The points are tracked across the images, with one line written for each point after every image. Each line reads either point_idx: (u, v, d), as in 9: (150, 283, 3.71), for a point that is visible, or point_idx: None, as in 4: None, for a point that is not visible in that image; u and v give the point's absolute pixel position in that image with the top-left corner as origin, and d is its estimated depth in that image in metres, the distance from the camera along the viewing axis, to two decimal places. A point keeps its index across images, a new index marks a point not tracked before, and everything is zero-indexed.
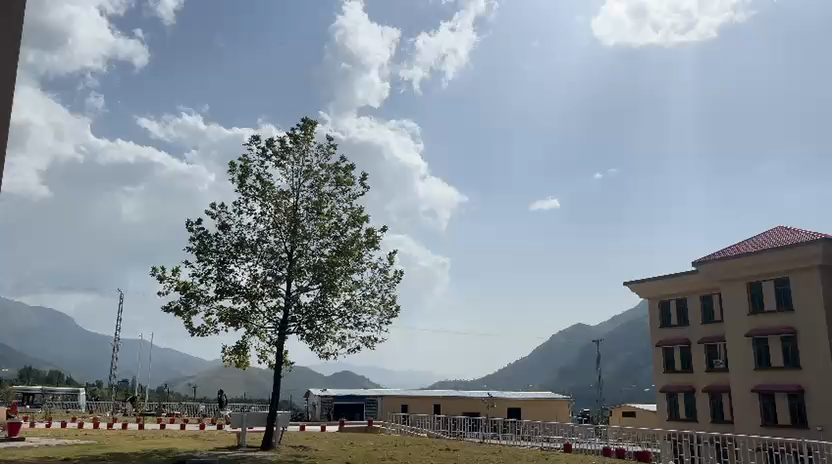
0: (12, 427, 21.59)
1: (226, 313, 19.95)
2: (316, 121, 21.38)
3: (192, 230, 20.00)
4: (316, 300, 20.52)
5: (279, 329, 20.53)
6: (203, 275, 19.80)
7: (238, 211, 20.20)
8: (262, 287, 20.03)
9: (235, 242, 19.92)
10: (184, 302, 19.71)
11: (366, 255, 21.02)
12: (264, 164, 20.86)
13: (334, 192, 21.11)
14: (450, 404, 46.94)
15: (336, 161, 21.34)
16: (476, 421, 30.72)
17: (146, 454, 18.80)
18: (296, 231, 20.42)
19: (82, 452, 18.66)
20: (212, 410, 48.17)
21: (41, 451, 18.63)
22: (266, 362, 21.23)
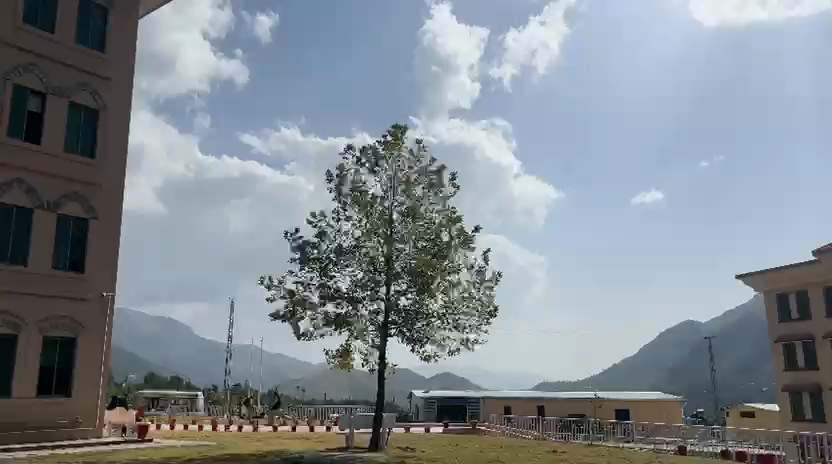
0: (141, 429, 23.15)
1: (329, 318, 20.53)
2: (406, 126, 21.64)
3: (295, 240, 20.71)
4: (416, 302, 20.73)
5: (380, 332, 20.89)
6: (307, 282, 20.47)
7: (337, 219, 20.72)
8: (363, 292, 20.47)
9: (334, 249, 20.46)
10: (291, 308, 20.45)
11: (463, 256, 21.05)
12: (358, 172, 21.33)
13: (427, 196, 21.26)
14: (555, 406, 46.12)
15: (428, 165, 21.51)
16: (583, 423, 30.00)
17: (262, 455, 19.61)
18: (392, 235, 20.73)
19: (203, 453, 19.75)
20: (319, 411, 49.75)
21: (168, 452, 19.90)
22: (369, 364, 21.68)
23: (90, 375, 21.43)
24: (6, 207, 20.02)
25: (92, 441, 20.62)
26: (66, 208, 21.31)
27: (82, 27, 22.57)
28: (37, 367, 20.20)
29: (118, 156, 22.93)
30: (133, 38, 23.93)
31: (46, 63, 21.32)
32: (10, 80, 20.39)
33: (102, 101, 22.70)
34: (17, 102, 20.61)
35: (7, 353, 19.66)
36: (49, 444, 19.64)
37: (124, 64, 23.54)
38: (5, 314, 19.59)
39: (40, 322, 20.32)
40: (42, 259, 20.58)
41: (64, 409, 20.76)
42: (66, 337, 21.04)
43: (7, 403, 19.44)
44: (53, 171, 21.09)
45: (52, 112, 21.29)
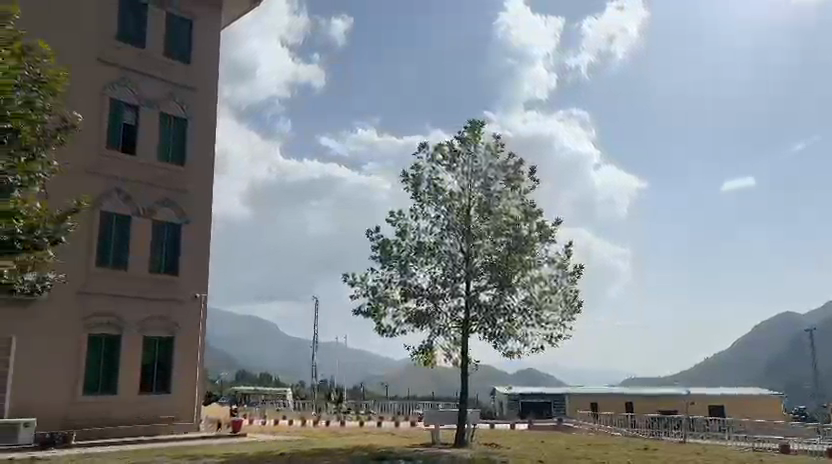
0: (236, 423, 24.06)
1: (411, 315, 20.68)
2: (482, 121, 21.49)
3: (375, 239, 20.97)
4: (496, 298, 20.59)
5: (462, 329, 20.86)
6: (387, 279, 20.71)
7: (416, 217, 20.84)
8: (443, 288, 20.51)
9: (414, 246, 20.58)
10: (373, 305, 20.74)
11: (544, 250, 20.72)
12: (435, 169, 21.38)
13: (505, 190, 21.05)
14: (645, 403, 44.75)
15: (505, 159, 21.28)
16: (675, 420, 28.95)
17: (350, 449, 19.98)
18: (471, 231, 20.64)
19: (294, 447, 20.30)
20: (404, 407, 50.38)
21: (261, 446, 20.59)
22: (452, 360, 21.70)
23: (187, 372, 22.49)
24: (107, 214, 21.27)
25: (190, 435, 21.64)
26: (160, 214, 22.43)
27: (170, 40, 23.66)
28: (139, 364, 21.39)
29: (207, 162, 23.90)
30: (216, 48, 24.86)
31: (138, 77, 22.49)
32: (106, 95, 21.65)
33: (189, 111, 23.75)
34: (114, 115, 21.85)
35: (111, 352, 20.92)
36: (151, 437, 20.79)
37: (209, 74, 24.50)
38: (108, 315, 20.84)
39: (140, 322, 21.48)
40: (140, 263, 21.77)
41: (165, 405, 21.92)
42: (164, 337, 22.15)
43: (113, 399, 20.71)
44: (148, 179, 22.24)
45: (144, 123, 22.47)
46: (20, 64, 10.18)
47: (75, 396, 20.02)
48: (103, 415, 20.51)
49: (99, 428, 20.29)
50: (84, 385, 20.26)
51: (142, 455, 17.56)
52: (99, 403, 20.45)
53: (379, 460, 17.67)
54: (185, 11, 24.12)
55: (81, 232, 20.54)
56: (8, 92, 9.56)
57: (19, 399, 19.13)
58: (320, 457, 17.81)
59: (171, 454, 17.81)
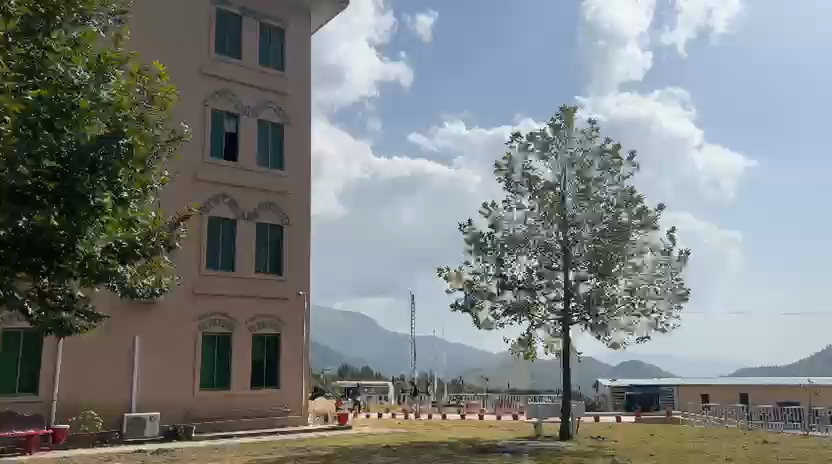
0: (342, 417, 24.75)
1: (509, 308, 20.50)
2: (574, 107, 20.97)
3: (469, 232, 20.92)
4: (597, 288, 20.06)
5: (562, 320, 20.48)
6: (483, 272, 20.63)
7: (509, 208, 20.63)
8: (540, 280, 20.20)
9: (509, 238, 20.36)
10: (470, 299, 20.72)
11: (645, 237, 20.01)
12: (527, 159, 21.07)
13: (602, 177, 20.45)
14: (761, 394, 42.39)
15: (601, 145, 20.68)
16: (798, 412, 27.21)
17: (454, 442, 20.07)
18: (568, 220, 20.20)
19: (398, 440, 20.65)
20: (505, 399, 50.20)
21: (366, 438, 21.07)
22: (553, 352, 21.37)
23: (294, 367, 23.40)
24: (214, 219, 22.41)
25: (300, 429, 22.48)
26: (263, 217, 23.38)
27: (264, 49, 24.57)
28: (250, 361, 22.43)
29: (303, 164, 24.67)
30: (307, 53, 25.57)
31: (236, 87, 23.53)
32: (208, 106, 22.79)
33: (285, 116, 24.62)
34: (216, 125, 22.98)
35: (224, 349, 22.07)
36: (264, 430, 21.79)
37: (302, 79, 25.26)
38: (220, 314, 21.97)
39: (249, 321, 22.51)
40: (246, 264, 22.80)
41: (275, 399, 22.88)
42: (272, 334, 23.12)
43: (227, 394, 21.84)
44: (250, 184, 23.23)
45: (244, 131, 23.49)
46: (134, 84, 10.92)
47: (194, 392, 21.24)
48: (218, 408, 21.65)
49: (217, 422, 21.45)
50: (201, 380, 21.48)
51: (256, 447, 18.39)
52: (215, 398, 21.62)
53: (483, 452, 17.67)
54: (276, 19, 24.98)
55: (193, 237, 21.78)
56: (127, 107, 10.29)
57: (144, 394, 20.51)
58: (425, 450, 18.01)
59: (283, 446, 18.54)
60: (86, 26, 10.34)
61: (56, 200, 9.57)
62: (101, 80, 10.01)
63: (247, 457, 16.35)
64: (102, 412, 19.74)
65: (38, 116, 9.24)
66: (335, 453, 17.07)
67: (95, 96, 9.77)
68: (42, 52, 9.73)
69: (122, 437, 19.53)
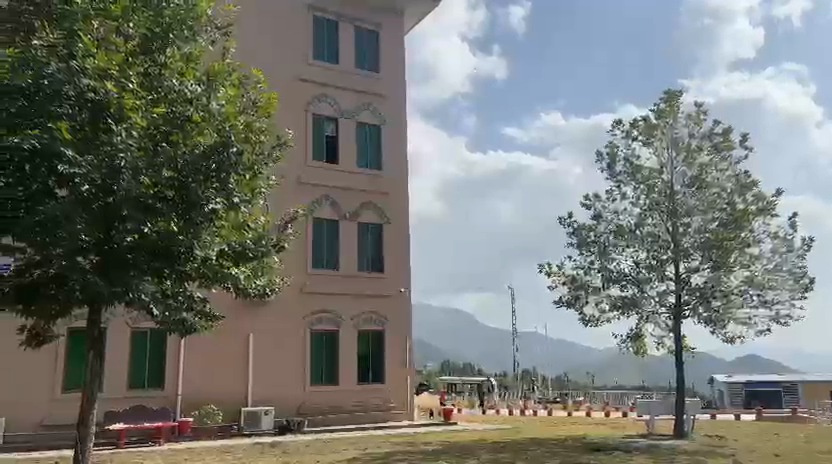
0: (446, 412, 24.88)
1: (616, 302, 19.84)
2: (679, 90, 19.99)
3: (571, 225, 20.43)
4: (711, 280, 19.05)
5: (673, 314, 19.60)
6: (587, 266, 20.09)
7: (613, 199, 19.96)
8: (649, 272, 19.40)
9: (614, 230, 19.71)
10: (574, 294, 20.23)
11: (764, 224, 18.79)
12: (631, 146, 20.30)
13: (712, 161, 19.42)
14: None
15: (711, 128, 19.63)
16: None
17: (562, 439, 19.65)
18: (677, 209, 19.27)
19: (506, 436, 20.47)
20: (613, 396, 48.71)
21: (473, 434, 21.04)
22: (665, 348, 20.50)
23: (399, 364, 23.76)
24: (318, 221, 23.13)
25: (406, 424, 22.79)
26: (364, 217, 23.90)
27: (360, 53, 25.10)
28: (356, 357, 23.03)
29: (401, 163, 25.00)
30: (402, 54, 25.91)
31: (335, 91, 24.16)
32: (309, 111, 23.51)
33: (382, 116, 25.03)
34: (317, 129, 23.71)
35: (331, 346, 22.73)
36: (372, 425, 22.27)
37: (397, 79, 25.60)
38: (326, 312, 22.67)
39: (354, 318, 23.08)
40: (349, 263, 23.39)
41: (382, 394, 23.33)
42: (377, 331, 23.57)
43: (336, 389, 22.49)
44: (351, 185, 23.78)
45: (343, 134, 24.08)
46: (241, 93, 11.53)
47: (304, 388, 22.03)
48: (327, 403, 22.30)
49: (328, 415, 22.14)
50: (311, 375, 22.23)
51: (366, 441, 18.77)
52: (325, 393, 22.31)
53: (594, 450, 17.19)
54: (371, 22, 25.44)
55: (299, 239, 22.58)
56: (234, 117, 11.03)
57: (259, 390, 21.46)
58: (533, 447, 17.71)
59: (391, 441, 18.84)
60: (197, 42, 11.15)
61: (175, 204, 10.34)
62: (211, 91, 10.86)
63: (359, 450, 16.70)
64: (222, 407, 20.87)
65: (157, 130, 10.18)
66: (443, 449, 17.18)
67: (207, 108, 10.70)
68: (156, 66, 10.57)
69: (241, 430, 20.43)
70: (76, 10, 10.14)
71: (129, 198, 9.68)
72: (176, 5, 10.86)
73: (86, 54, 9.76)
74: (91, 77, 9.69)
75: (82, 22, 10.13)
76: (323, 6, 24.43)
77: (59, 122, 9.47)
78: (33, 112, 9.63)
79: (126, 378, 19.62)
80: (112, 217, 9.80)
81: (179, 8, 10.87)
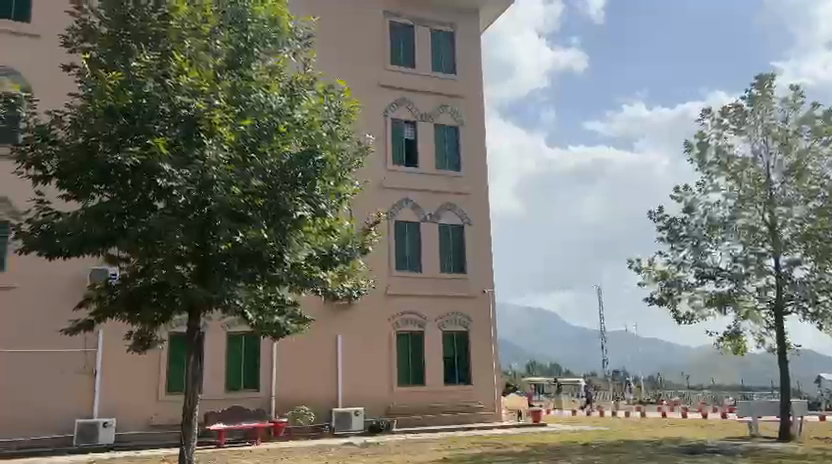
0: (535, 414, 24.58)
1: (711, 299, 18.99)
2: (773, 73, 18.94)
3: (661, 219, 19.75)
4: (815, 273, 17.93)
5: (775, 310, 18.57)
6: (679, 261, 19.35)
7: (705, 190, 19.15)
8: (746, 267, 18.45)
9: (706, 223, 18.91)
10: (666, 291, 19.52)
11: None
12: (722, 135, 19.43)
13: (812, 148, 18.30)
14: None
15: (810, 112, 18.49)
16: None
17: (657, 441, 19.05)
18: (775, 199, 18.27)
19: (597, 438, 20.01)
20: (711, 396, 46.59)
21: (563, 436, 20.68)
22: (766, 346, 19.47)
23: (484, 365, 23.66)
24: (400, 224, 23.38)
25: (494, 425, 22.68)
26: (445, 218, 23.96)
27: (436, 55, 25.21)
28: (442, 358, 23.12)
29: (480, 163, 24.92)
30: (479, 53, 25.83)
31: (414, 95, 24.39)
32: (388, 116, 23.86)
33: (461, 117, 25.02)
34: (396, 133, 23.99)
35: (417, 347, 22.93)
36: (459, 426, 22.28)
37: (475, 79, 25.53)
38: (411, 314, 22.88)
39: (438, 319, 23.19)
40: (431, 265, 23.52)
41: (469, 395, 23.30)
42: (461, 332, 23.58)
43: (423, 390, 22.65)
44: (431, 187, 23.92)
45: (422, 136, 24.25)
46: (323, 102, 11.84)
47: (392, 389, 22.31)
48: (415, 404, 22.50)
49: (416, 416, 22.33)
50: (398, 376, 22.49)
51: (455, 441, 18.84)
52: (413, 393, 22.53)
53: (691, 453, 16.54)
54: (446, 24, 25.52)
55: (382, 242, 22.92)
56: (317, 125, 11.36)
57: (349, 391, 21.88)
58: (625, 448, 17.26)
59: (480, 441, 18.79)
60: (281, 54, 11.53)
61: (264, 212, 10.71)
62: (295, 102, 11.30)
63: (448, 451, 16.78)
64: (313, 408, 21.40)
65: (247, 141, 10.63)
66: (532, 451, 17.00)
67: (291, 117, 11.08)
68: (243, 80, 10.90)
69: (333, 430, 20.95)
70: (171, 32, 10.85)
71: (222, 208, 10.20)
72: (260, 22, 11.30)
73: (179, 73, 10.40)
74: (183, 94, 10.24)
75: (175, 44, 10.82)
76: (399, 11, 24.72)
77: (156, 138, 10.02)
78: (134, 130, 10.18)
79: (222, 380, 20.48)
80: (207, 227, 10.28)
81: (262, 24, 11.31)
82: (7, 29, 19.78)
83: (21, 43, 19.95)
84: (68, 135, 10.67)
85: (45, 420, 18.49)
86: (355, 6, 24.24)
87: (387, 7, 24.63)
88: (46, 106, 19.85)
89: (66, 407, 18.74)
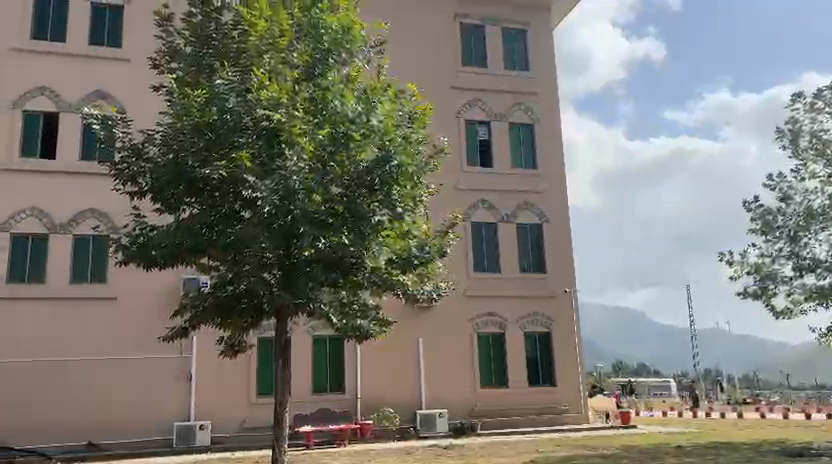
0: (624, 416, 23.90)
1: (811, 292, 17.91)
2: None
3: (752, 211, 18.83)
4: None
5: None
6: (774, 254, 18.37)
7: (800, 178, 18.11)
8: None
9: (802, 213, 17.89)
10: (760, 285, 18.58)
11: None
12: (817, 119, 18.33)
13: None
14: None
15: None
16: None
17: (756, 444, 18.15)
18: None
19: (691, 440, 19.24)
20: (815, 396, 43.89)
21: (654, 438, 20.00)
22: None
23: (569, 365, 23.23)
24: (477, 225, 23.31)
25: (581, 427, 22.23)
26: (522, 217, 23.71)
27: (508, 54, 25.00)
28: (525, 359, 22.87)
29: (557, 161, 24.53)
30: (552, 49, 25.45)
31: (487, 94, 24.28)
32: (461, 117, 23.85)
33: (535, 114, 24.71)
34: (470, 134, 23.94)
35: (499, 348, 22.79)
36: (545, 428, 21.96)
37: (549, 75, 25.17)
38: (491, 315, 22.77)
39: (520, 320, 22.97)
40: (510, 265, 23.31)
41: (554, 396, 22.93)
42: (544, 332, 23.26)
43: (506, 391, 22.48)
44: (507, 187, 23.72)
45: (497, 136, 24.10)
46: (397, 108, 11.93)
47: (475, 390, 22.25)
48: (500, 405, 22.33)
49: (500, 418, 22.15)
50: (481, 378, 22.42)
51: (541, 443, 18.58)
52: (497, 395, 22.38)
53: (795, 456, 15.62)
54: (518, 21, 25.27)
55: (460, 244, 22.92)
56: (392, 131, 11.45)
57: (433, 393, 21.97)
58: (721, 451, 16.56)
59: (566, 443, 18.45)
60: (354, 62, 11.75)
61: (344, 219, 10.90)
62: (370, 109, 11.44)
63: (535, 453, 16.59)
64: (398, 410, 21.62)
65: (325, 150, 10.87)
66: (622, 453, 16.53)
67: (367, 124, 11.22)
68: (320, 90, 11.16)
69: (418, 432, 21.09)
70: (251, 48, 11.21)
71: (305, 216, 10.47)
72: (334, 32, 11.43)
73: (260, 87, 10.74)
74: (264, 106, 10.52)
75: (255, 58, 11.20)
76: (469, 12, 24.68)
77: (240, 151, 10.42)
78: (219, 144, 10.59)
79: (308, 383, 20.99)
80: (291, 235, 10.50)
81: (337, 34, 11.46)
82: (102, 54, 21.04)
83: (115, 67, 21.16)
84: (159, 152, 11.22)
85: (148, 423, 19.52)
86: (424, 9, 24.35)
87: (457, 8, 24.63)
88: (139, 125, 21.00)
89: (165, 410, 19.70)
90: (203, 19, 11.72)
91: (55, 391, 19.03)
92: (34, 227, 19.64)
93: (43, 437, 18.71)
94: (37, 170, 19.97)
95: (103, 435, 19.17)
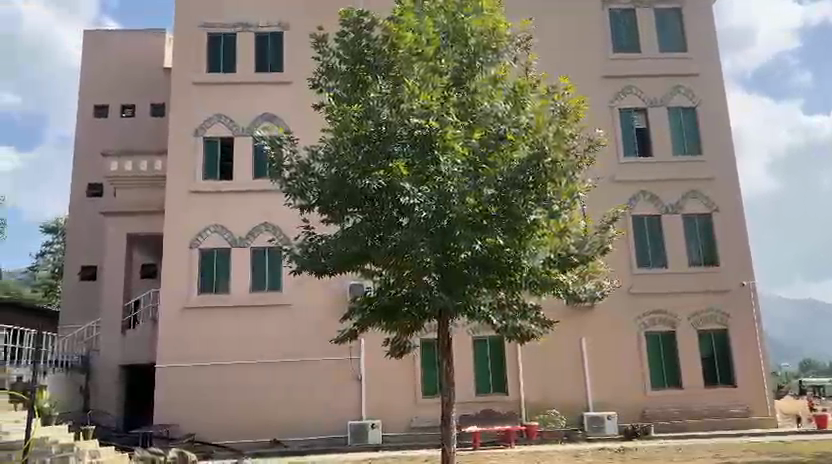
0: (819, 420, 21.60)
1: None
2: None
3: None
4: None
5: None
6: None
7: None
8: None
9: None
10: None
11: None
12: None
13: None
14: None
15: None
16: None
17: None
18: None
19: None
20: None
21: None
22: None
23: (751, 365, 21.43)
24: (639, 218, 22.26)
25: (768, 431, 20.41)
26: (689, 208, 22.28)
27: (663, 36, 23.66)
28: (700, 359, 21.44)
29: (724, 144, 22.80)
30: (711, 26, 23.74)
31: (642, 81, 23.12)
32: (615, 107, 22.91)
33: (696, 97, 23.13)
34: (626, 123, 22.92)
35: (670, 348, 21.57)
36: (726, 432, 20.43)
37: (709, 53, 23.48)
38: (660, 312, 21.61)
39: (692, 318, 21.57)
40: (678, 260, 21.99)
41: (735, 398, 21.26)
42: (720, 330, 21.67)
43: (681, 393, 21.20)
44: (670, 176, 22.41)
45: (655, 124, 22.86)
46: (548, 103, 11.73)
47: (646, 392, 21.21)
48: (674, 408, 21.10)
49: (675, 421, 20.92)
50: (651, 379, 21.35)
51: (722, 449, 17.28)
52: (669, 397, 21.19)
53: None
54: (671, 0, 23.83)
55: (621, 240, 22.02)
56: (542, 127, 11.35)
57: (600, 395, 21.26)
58: None
59: (752, 449, 17.01)
60: (500, 62, 11.77)
61: (498, 219, 10.95)
62: (519, 107, 11.47)
63: (717, 459, 15.48)
64: (565, 412, 21.17)
65: (477, 152, 11.02)
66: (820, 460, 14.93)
67: (516, 123, 11.32)
68: (469, 94, 11.40)
69: (586, 435, 20.53)
70: (400, 59, 11.60)
71: (460, 219, 10.62)
72: (479, 35, 11.65)
73: (411, 96, 11.09)
74: (416, 115, 10.87)
75: (406, 69, 11.59)
76: None
77: (397, 161, 10.76)
78: (377, 155, 11.08)
79: (472, 384, 21.18)
80: (448, 238, 10.69)
81: (481, 36, 11.66)
82: (266, 79, 22.76)
83: (278, 90, 22.78)
84: (322, 167, 11.89)
85: (323, 422, 20.75)
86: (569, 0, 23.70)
87: None
88: (302, 142, 22.47)
89: (339, 410, 20.84)
90: (355, 36, 12.16)
91: (242, 391, 20.81)
92: (218, 242, 21.66)
93: (234, 433, 20.52)
94: (218, 190, 21.99)
95: (285, 432, 20.64)
